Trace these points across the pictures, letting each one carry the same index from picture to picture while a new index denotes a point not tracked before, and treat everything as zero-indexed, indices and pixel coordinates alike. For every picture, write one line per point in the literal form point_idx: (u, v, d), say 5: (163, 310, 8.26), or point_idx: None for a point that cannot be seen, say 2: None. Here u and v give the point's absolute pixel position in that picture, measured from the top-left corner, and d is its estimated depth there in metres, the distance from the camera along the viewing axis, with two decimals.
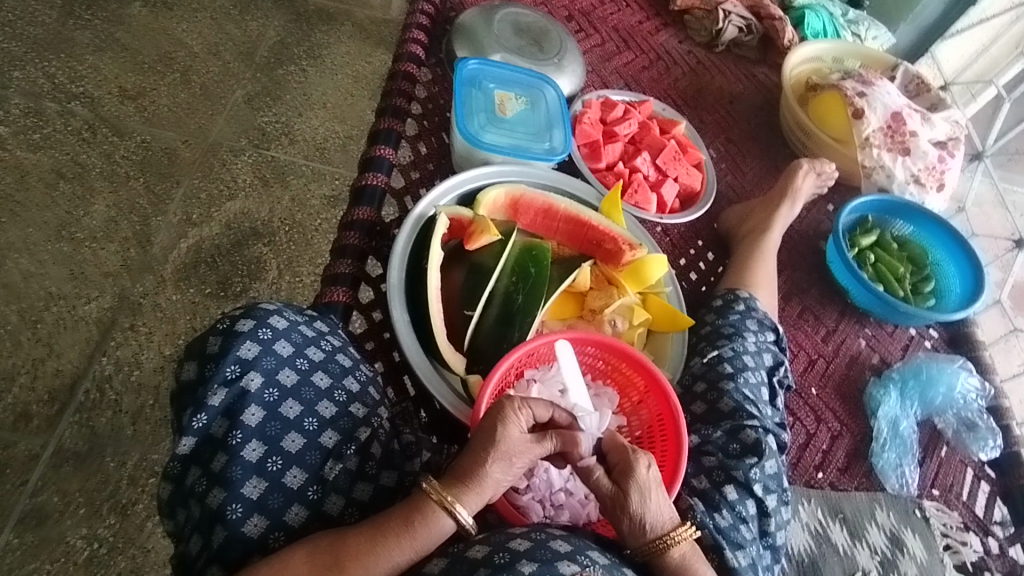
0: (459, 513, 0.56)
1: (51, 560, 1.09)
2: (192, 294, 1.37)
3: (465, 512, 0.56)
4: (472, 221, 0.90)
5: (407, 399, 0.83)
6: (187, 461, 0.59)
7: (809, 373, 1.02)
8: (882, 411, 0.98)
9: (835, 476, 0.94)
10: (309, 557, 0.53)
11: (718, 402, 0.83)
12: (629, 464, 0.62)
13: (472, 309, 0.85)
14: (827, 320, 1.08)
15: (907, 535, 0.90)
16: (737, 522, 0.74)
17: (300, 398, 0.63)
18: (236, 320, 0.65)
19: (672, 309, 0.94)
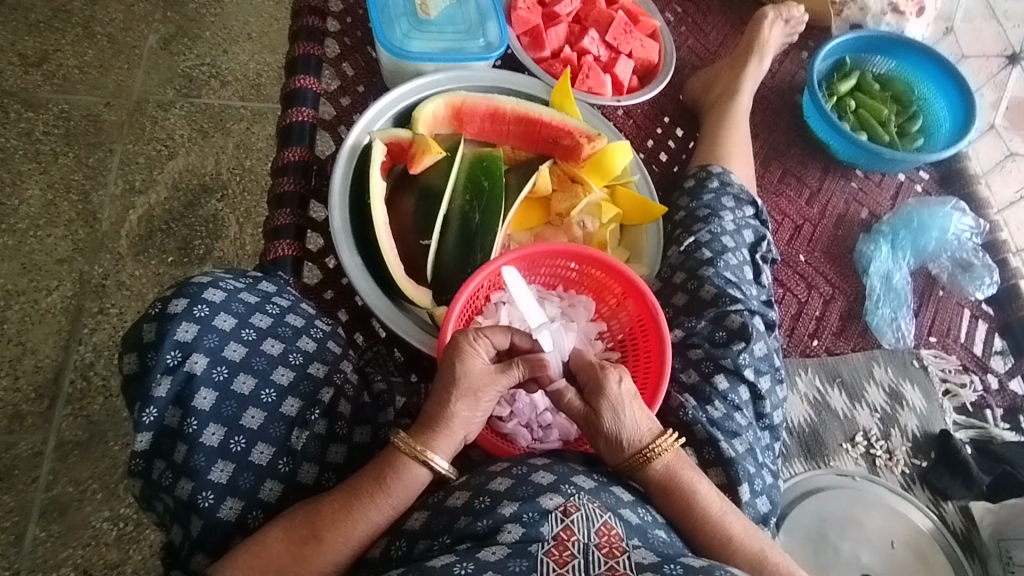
0: (434, 463, 0.58)
1: (82, 544, 1.09)
2: (155, 265, 1.30)
3: (439, 460, 0.58)
4: (412, 141, 0.83)
5: (378, 343, 0.80)
6: (149, 456, 0.57)
7: (795, 240, 0.97)
8: (873, 268, 0.95)
9: (831, 340, 0.91)
10: (286, 532, 0.55)
11: (699, 291, 0.79)
12: (600, 382, 0.61)
13: (428, 239, 0.79)
14: (811, 181, 1.01)
15: (906, 387, 0.89)
16: (730, 411, 0.71)
17: (252, 371, 0.60)
18: (167, 302, 0.60)
19: (641, 199, 0.88)
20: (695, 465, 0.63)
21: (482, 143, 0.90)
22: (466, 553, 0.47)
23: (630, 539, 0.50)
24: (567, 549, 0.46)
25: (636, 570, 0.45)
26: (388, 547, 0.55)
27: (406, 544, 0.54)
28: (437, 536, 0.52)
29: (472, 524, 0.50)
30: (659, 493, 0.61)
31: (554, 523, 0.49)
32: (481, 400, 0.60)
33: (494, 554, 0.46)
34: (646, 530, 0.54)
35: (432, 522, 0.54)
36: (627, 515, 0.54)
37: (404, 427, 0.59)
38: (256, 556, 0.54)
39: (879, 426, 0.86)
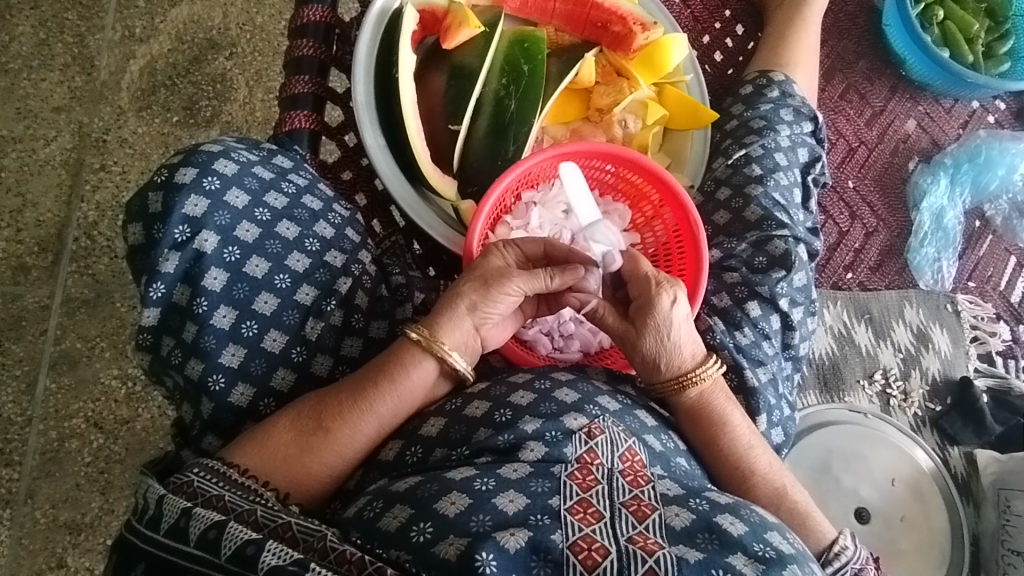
0: (445, 358, 0.57)
1: (93, 399, 1.11)
2: (159, 124, 1.22)
3: (458, 358, 0.58)
4: (447, 11, 0.75)
5: (397, 233, 0.75)
6: (157, 332, 0.55)
7: (846, 164, 0.90)
8: (925, 203, 0.89)
9: (866, 275, 0.88)
10: (294, 423, 0.54)
11: (743, 212, 0.73)
12: (650, 302, 0.61)
13: (458, 124, 0.73)
14: (875, 100, 0.92)
15: (935, 330, 0.86)
16: (759, 339, 0.69)
17: (265, 254, 0.56)
18: (175, 171, 0.55)
19: (691, 100, 0.81)
20: (732, 395, 0.63)
21: (523, 21, 0.81)
22: (486, 468, 0.50)
23: (654, 467, 0.54)
24: (590, 474, 0.50)
25: (661, 503, 0.50)
26: (403, 452, 0.54)
27: (422, 450, 0.54)
28: (456, 446, 0.53)
29: (493, 438, 0.53)
30: (689, 420, 0.62)
31: (578, 444, 0.53)
32: (492, 288, 0.58)
33: (516, 472, 0.49)
34: (669, 458, 0.57)
35: (450, 431, 0.54)
36: (651, 441, 0.57)
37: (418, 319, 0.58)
38: (262, 445, 0.53)
39: (901, 366, 0.84)
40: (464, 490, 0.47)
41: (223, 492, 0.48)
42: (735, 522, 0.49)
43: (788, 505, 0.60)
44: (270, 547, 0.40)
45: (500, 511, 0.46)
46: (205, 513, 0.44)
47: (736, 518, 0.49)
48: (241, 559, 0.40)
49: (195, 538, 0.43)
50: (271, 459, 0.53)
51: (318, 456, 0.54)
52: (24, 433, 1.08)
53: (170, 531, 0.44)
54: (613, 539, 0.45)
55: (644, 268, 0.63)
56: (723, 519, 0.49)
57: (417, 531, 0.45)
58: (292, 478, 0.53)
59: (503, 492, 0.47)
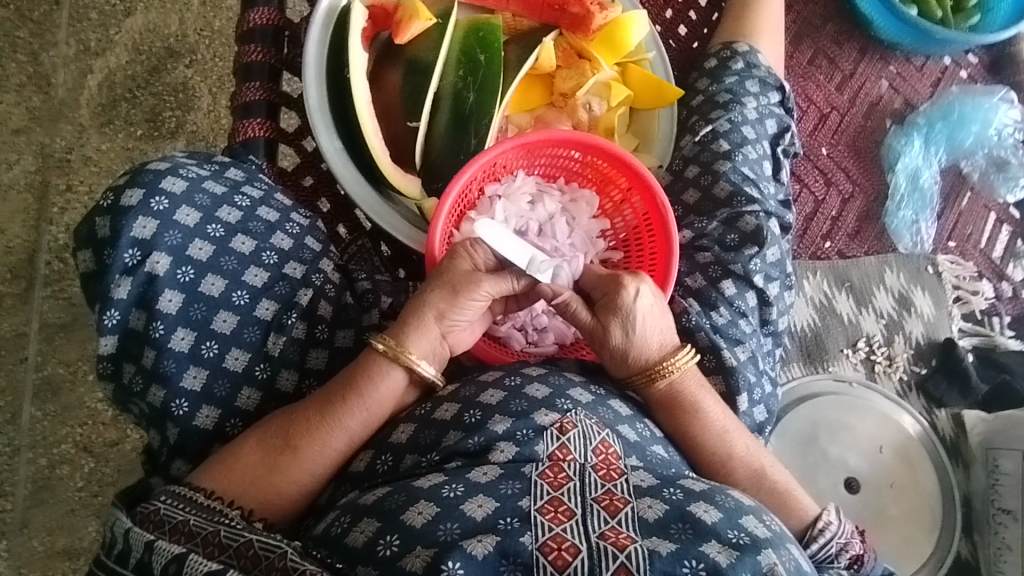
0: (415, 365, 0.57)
1: (78, 424, 1.09)
2: (123, 139, 1.19)
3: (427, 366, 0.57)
4: (398, 5, 0.72)
5: (363, 237, 0.74)
6: (117, 359, 0.54)
7: (818, 131, 0.89)
8: (900, 164, 0.88)
9: (844, 243, 0.87)
10: (260, 443, 0.53)
11: (712, 189, 0.71)
12: (616, 295, 0.60)
13: (416, 120, 0.71)
14: (844, 63, 0.90)
15: (916, 293, 0.85)
16: (735, 318, 0.68)
17: (221, 271, 0.55)
18: (120, 193, 0.53)
19: (655, 78, 0.79)
20: (706, 383, 0.63)
21: (478, 9, 0.79)
22: (456, 473, 0.50)
23: (628, 458, 0.53)
24: (561, 471, 0.50)
25: (634, 495, 0.49)
26: (373, 462, 0.54)
27: (392, 459, 0.54)
28: (426, 452, 0.53)
29: (463, 441, 0.53)
30: (662, 410, 0.61)
31: (550, 441, 0.52)
32: (459, 293, 0.58)
33: (487, 475, 0.49)
34: (644, 447, 0.57)
35: (420, 437, 0.54)
36: (625, 431, 0.57)
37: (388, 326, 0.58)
38: (229, 467, 0.52)
39: (883, 332, 0.84)
40: (432, 498, 0.47)
41: (189, 515, 0.47)
42: (709, 509, 0.49)
43: (767, 488, 0.61)
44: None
45: (467, 517, 0.46)
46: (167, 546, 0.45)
47: (711, 505, 0.49)
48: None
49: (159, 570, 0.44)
50: (240, 481, 0.52)
51: (290, 475, 0.53)
52: (13, 463, 1.08)
53: (136, 565, 0.45)
54: (584, 537, 0.45)
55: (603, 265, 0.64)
56: (697, 507, 0.49)
57: (383, 545, 0.46)
58: (263, 498, 0.53)
59: (471, 497, 0.47)
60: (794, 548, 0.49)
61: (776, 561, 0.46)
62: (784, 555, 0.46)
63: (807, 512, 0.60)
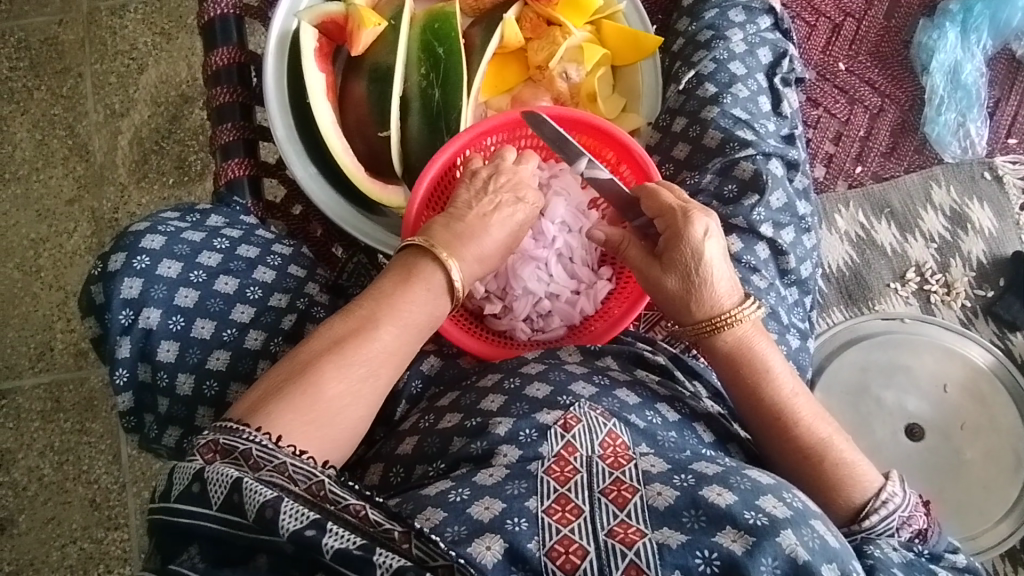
0: (452, 275, 0.55)
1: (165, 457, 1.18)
2: (159, 189, 1.27)
3: (456, 272, 0.55)
4: (347, 16, 0.70)
5: (359, 252, 0.74)
6: (136, 412, 0.57)
7: (833, 45, 0.79)
8: (935, 63, 0.77)
9: (878, 164, 0.78)
10: (342, 375, 0.50)
11: (703, 139, 0.66)
12: (681, 230, 0.57)
13: (387, 130, 0.70)
14: None
15: (972, 207, 0.76)
16: (747, 274, 0.62)
17: (209, 314, 0.57)
18: (107, 260, 0.57)
19: (630, 30, 0.73)
20: (771, 340, 0.58)
21: None
22: (461, 478, 0.49)
23: (638, 446, 0.51)
24: (569, 465, 0.48)
25: (643, 483, 0.47)
26: (387, 474, 0.56)
27: (404, 470, 0.55)
28: (432, 461, 0.54)
29: (467, 447, 0.52)
30: (725, 365, 0.57)
31: (554, 441, 0.50)
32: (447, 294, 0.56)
33: (492, 477, 0.48)
34: (655, 433, 0.54)
35: (425, 446, 0.55)
36: (634, 419, 0.54)
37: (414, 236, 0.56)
38: (300, 405, 0.48)
39: (936, 258, 0.75)
40: (439, 504, 0.47)
41: (252, 445, 0.45)
42: (723, 493, 0.45)
43: (832, 461, 0.53)
44: (288, 507, 0.40)
45: (475, 519, 0.45)
46: (220, 474, 0.42)
47: (724, 488, 0.46)
48: (302, 541, 0.39)
49: (218, 501, 0.41)
50: (312, 416, 0.48)
51: (357, 399, 0.50)
52: (122, 498, 1.19)
53: (185, 497, 0.42)
54: (592, 537, 0.43)
55: (667, 195, 0.58)
56: (710, 491, 0.45)
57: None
58: (328, 431, 0.48)
59: (477, 500, 0.46)
60: (820, 525, 0.45)
61: (797, 543, 0.43)
62: (805, 535, 0.43)
63: (871, 483, 0.52)
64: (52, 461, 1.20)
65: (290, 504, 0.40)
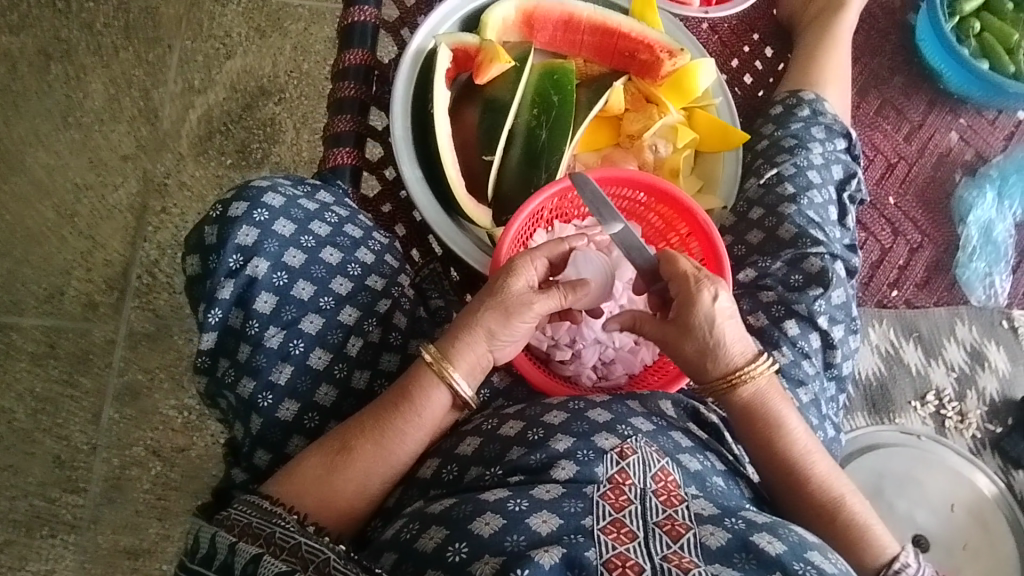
0: (454, 379, 0.54)
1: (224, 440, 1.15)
2: (214, 168, 1.28)
3: (457, 378, 0.54)
4: (479, 49, 0.77)
5: (434, 260, 0.77)
6: (214, 355, 0.58)
7: (885, 180, 0.88)
8: (972, 217, 0.87)
9: (912, 292, 0.85)
10: (318, 454, 0.52)
11: (777, 230, 0.73)
12: (691, 297, 0.58)
13: (491, 155, 0.75)
14: (912, 114, 0.90)
15: (990, 348, 0.84)
16: (798, 358, 0.68)
17: (311, 278, 0.59)
18: (228, 205, 0.59)
19: (721, 123, 0.81)
20: (786, 395, 0.61)
21: (553, 54, 0.84)
22: (518, 489, 0.45)
23: (688, 487, 0.48)
24: (624, 493, 0.44)
25: (696, 522, 0.43)
26: (440, 470, 0.51)
27: (457, 469, 0.51)
28: (489, 466, 0.49)
29: (525, 457, 0.48)
30: (742, 421, 0.60)
31: (610, 464, 0.47)
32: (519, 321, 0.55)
33: (549, 493, 0.44)
34: (705, 478, 0.52)
35: (485, 450, 0.51)
36: (686, 461, 0.53)
37: (427, 339, 0.55)
38: (291, 474, 0.51)
39: (954, 386, 0.83)
40: (498, 510, 0.42)
41: (253, 518, 0.47)
42: (774, 540, 0.42)
43: (843, 519, 0.58)
44: (266, 561, 0.43)
45: (533, 531, 0.41)
46: (246, 546, 0.45)
47: (774, 537, 0.43)
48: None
49: (239, 567, 0.44)
50: (302, 486, 0.51)
51: (327, 472, 0.52)
52: (89, 461, 1.13)
53: (219, 566, 0.45)
54: (648, 558, 0.39)
55: (684, 261, 0.60)
56: (760, 537, 0.43)
57: (452, 552, 0.41)
58: (320, 497, 0.51)
59: (536, 512, 0.42)
60: None
61: None
62: None
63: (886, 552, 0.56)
64: (28, 407, 1.15)
65: (270, 559, 0.43)
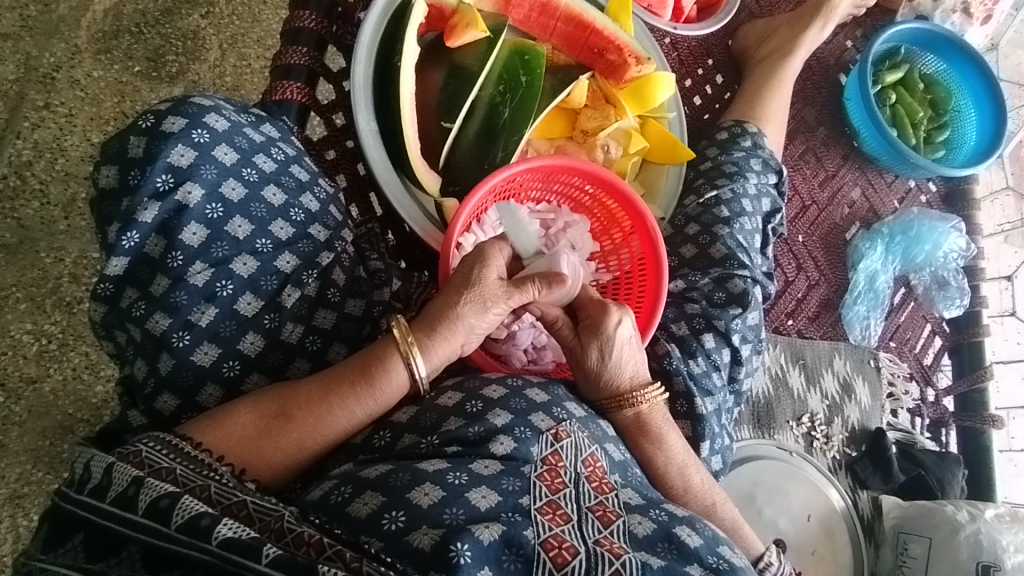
0: (416, 366, 0.51)
1: (108, 379, 1.02)
2: (117, 71, 1.09)
3: (420, 364, 0.51)
4: (456, 10, 0.73)
5: (373, 220, 0.74)
6: (121, 283, 0.51)
7: (798, 220, 0.97)
8: (862, 265, 0.96)
9: (804, 324, 0.95)
10: (254, 407, 0.48)
11: (709, 248, 0.79)
12: (599, 321, 0.60)
13: (451, 122, 0.72)
14: (829, 164, 1.00)
15: (858, 382, 0.95)
16: (710, 369, 0.73)
17: (249, 217, 0.54)
18: (162, 118, 0.53)
19: (671, 137, 0.83)
20: (670, 417, 0.63)
21: (524, 33, 0.82)
22: (457, 461, 0.44)
23: (614, 475, 0.50)
24: (558, 476, 0.45)
25: (625, 510, 0.45)
26: (371, 436, 0.49)
27: (390, 435, 0.48)
28: (425, 434, 0.47)
29: (463, 428, 0.47)
30: (625, 440, 0.62)
31: (544, 445, 0.47)
32: (489, 309, 0.54)
33: (488, 469, 0.43)
34: (626, 467, 0.54)
35: (420, 419, 0.49)
36: (611, 449, 0.54)
37: (398, 316, 0.52)
38: (219, 425, 0.47)
39: (825, 411, 0.93)
40: (438, 482, 0.41)
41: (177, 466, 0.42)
42: (692, 534, 0.45)
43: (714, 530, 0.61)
44: (185, 501, 0.36)
45: (472, 506, 0.40)
46: (159, 483, 0.38)
47: (692, 530, 0.46)
48: (192, 530, 0.35)
49: (144, 506, 0.36)
50: (226, 441, 0.47)
51: (258, 432, 0.47)
52: None
53: (116, 500, 0.37)
54: (582, 541, 0.40)
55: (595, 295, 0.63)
56: (680, 530, 0.45)
57: (389, 520, 0.39)
58: (244, 456, 0.47)
59: (476, 487, 0.41)
60: None
61: None
62: None
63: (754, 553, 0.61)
64: None
65: (190, 499, 0.37)
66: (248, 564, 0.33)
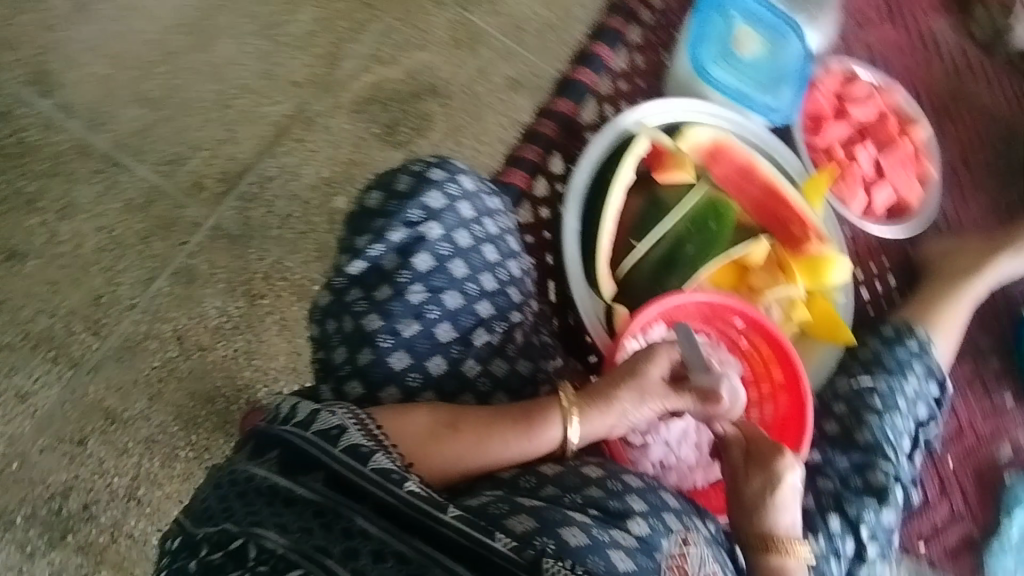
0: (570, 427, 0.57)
1: None
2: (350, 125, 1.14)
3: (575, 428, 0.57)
4: (672, 154, 0.84)
5: (546, 302, 0.82)
6: (353, 281, 0.61)
7: (953, 443, 0.92)
8: (1018, 514, 0.89)
9: (937, 555, 0.88)
10: (430, 413, 0.55)
11: (856, 431, 0.78)
12: (767, 455, 0.61)
13: (639, 242, 0.82)
14: (997, 396, 0.95)
15: None
16: (830, 554, 0.72)
17: (468, 262, 0.63)
18: (430, 167, 0.65)
19: (835, 315, 0.84)
20: None
21: None
22: (599, 521, 0.47)
23: None
24: None
25: None
26: (516, 477, 0.53)
27: (535, 481, 0.52)
28: (570, 492, 0.51)
29: (603, 499, 0.50)
30: None
31: (673, 543, 0.49)
32: (645, 401, 0.60)
33: (625, 540, 0.46)
34: None
35: (564, 477, 0.52)
36: None
37: (565, 382, 0.59)
38: (400, 417, 0.53)
39: None
40: (584, 529, 0.45)
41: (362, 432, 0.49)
42: None
43: None
44: (378, 455, 0.47)
45: (611, 562, 0.43)
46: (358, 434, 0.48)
47: None
48: (385, 478, 0.45)
49: (345, 447, 0.47)
50: (403, 433, 0.53)
51: (429, 434, 0.53)
52: None
53: (323, 436, 0.47)
54: None
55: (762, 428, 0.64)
56: None
57: (540, 543, 0.44)
58: (411, 452, 0.52)
59: (615, 547, 0.45)
60: None
61: None
62: None
63: None
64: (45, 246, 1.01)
65: (380, 455, 0.47)
66: (435, 511, 0.43)
